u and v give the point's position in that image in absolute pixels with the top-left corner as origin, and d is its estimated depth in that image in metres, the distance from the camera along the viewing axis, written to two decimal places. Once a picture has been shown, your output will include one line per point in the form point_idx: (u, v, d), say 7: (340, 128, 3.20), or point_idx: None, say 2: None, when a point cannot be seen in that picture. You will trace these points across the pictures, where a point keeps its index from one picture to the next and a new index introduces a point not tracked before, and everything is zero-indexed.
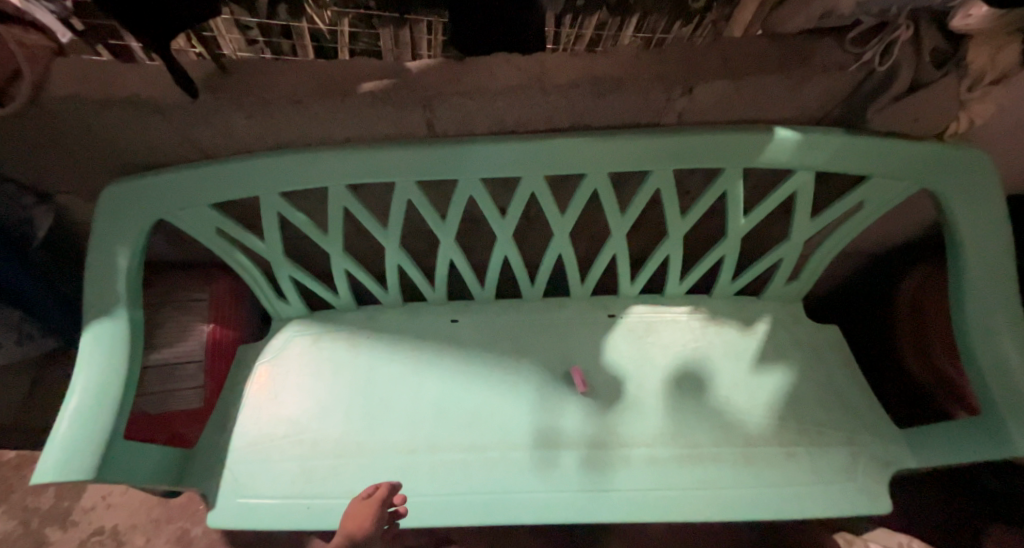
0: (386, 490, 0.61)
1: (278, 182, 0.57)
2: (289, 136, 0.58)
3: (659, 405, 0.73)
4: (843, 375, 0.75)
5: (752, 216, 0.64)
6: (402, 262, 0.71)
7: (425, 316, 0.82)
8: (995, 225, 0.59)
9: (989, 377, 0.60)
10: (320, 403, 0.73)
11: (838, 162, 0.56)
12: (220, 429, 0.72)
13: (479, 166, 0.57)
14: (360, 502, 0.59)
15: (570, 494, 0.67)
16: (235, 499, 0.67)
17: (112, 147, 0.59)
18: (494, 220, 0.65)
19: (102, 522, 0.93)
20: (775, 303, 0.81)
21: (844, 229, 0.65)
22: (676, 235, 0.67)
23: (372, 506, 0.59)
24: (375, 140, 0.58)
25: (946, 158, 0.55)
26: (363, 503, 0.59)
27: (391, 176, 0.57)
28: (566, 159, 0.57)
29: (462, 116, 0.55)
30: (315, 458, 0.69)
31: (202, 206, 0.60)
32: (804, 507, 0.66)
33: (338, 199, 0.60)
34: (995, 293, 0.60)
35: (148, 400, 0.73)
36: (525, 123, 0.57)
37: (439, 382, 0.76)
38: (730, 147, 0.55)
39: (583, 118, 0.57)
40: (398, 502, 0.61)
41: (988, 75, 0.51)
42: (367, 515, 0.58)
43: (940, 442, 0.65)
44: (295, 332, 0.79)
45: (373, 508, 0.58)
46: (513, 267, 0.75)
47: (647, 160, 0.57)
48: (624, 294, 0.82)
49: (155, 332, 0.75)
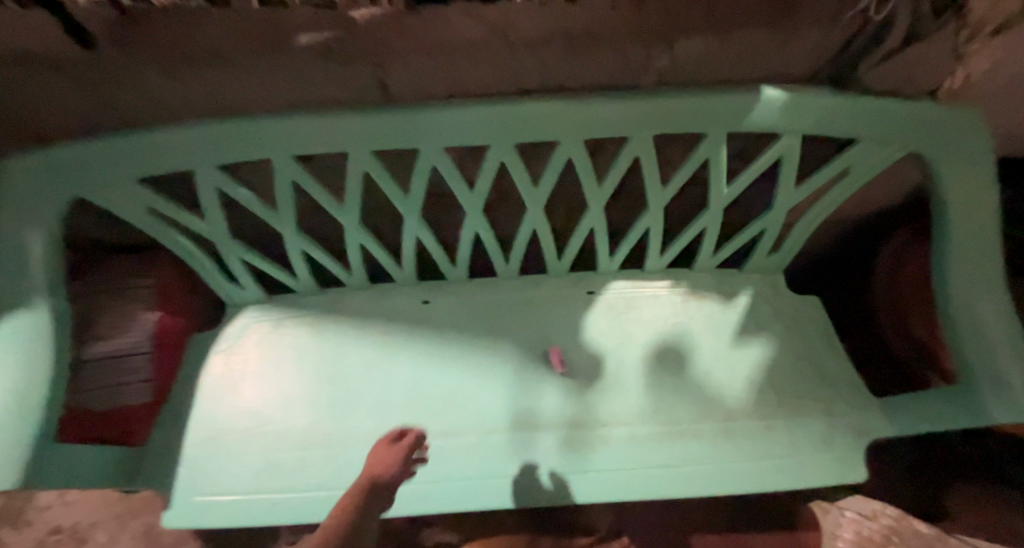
0: (411, 433, 0.55)
1: (212, 155, 0.51)
2: (221, 103, 0.50)
3: (639, 382, 0.71)
4: (824, 346, 0.74)
5: (734, 186, 0.60)
6: (364, 240, 0.65)
7: (394, 298, 0.77)
8: (984, 188, 0.56)
9: (969, 345, 0.60)
10: (283, 394, 0.69)
11: (826, 125, 0.52)
12: (172, 425, 0.66)
13: (442, 135, 0.52)
14: (384, 445, 0.53)
15: (549, 476, 0.65)
16: (192, 498, 0.62)
17: (12, 114, 0.51)
18: (461, 194, 0.60)
19: (60, 520, 0.88)
20: (757, 275, 0.79)
21: (828, 198, 0.62)
22: (656, 206, 0.63)
23: (397, 445, 0.53)
24: (321, 105, 0.51)
25: (940, 120, 0.52)
26: (387, 445, 0.53)
27: (343, 146, 0.51)
28: (536, 124, 0.52)
29: (418, 76, 0.49)
30: (280, 451, 0.65)
31: (128, 183, 0.52)
32: (783, 478, 0.65)
33: (284, 173, 0.53)
34: (974, 260, 0.59)
35: (85, 398, 0.63)
36: (490, 86, 0.52)
37: (410, 366, 0.72)
38: (714, 110, 0.51)
39: (556, 78, 0.51)
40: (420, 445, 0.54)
41: (987, 24, 0.48)
42: (394, 457, 0.51)
43: (916, 410, 0.65)
44: (252, 319, 0.73)
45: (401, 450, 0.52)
46: (485, 244, 0.70)
47: (625, 126, 0.52)
48: (602, 269, 0.78)
49: (92, 320, 0.65)
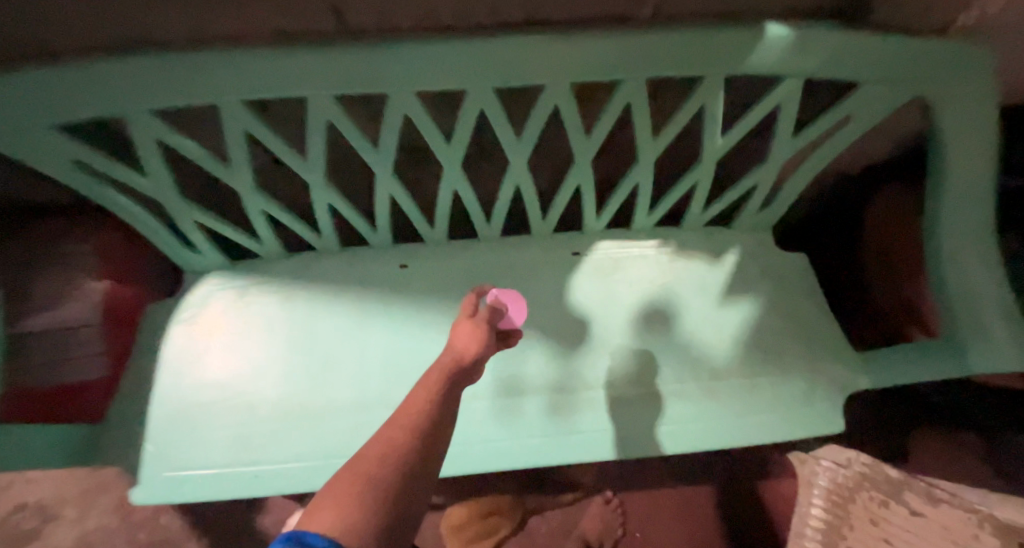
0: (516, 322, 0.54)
1: (144, 99, 0.43)
2: (146, 34, 0.42)
3: (625, 345, 0.70)
4: (811, 304, 0.73)
5: (730, 136, 0.56)
6: (332, 200, 0.60)
7: (368, 262, 0.71)
8: (989, 141, 0.52)
9: (958, 301, 0.59)
10: (254, 364, 0.64)
11: (830, 67, 0.48)
12: (136, 397, 0.62)
13: (413, 76, 0.45)
14: (466, 321, 0.42)
15: (534, 438, 0.64)
16: (161, 474, 0.59)
17: None
18: (435, 146, 0.55)
19: (24, 496, 0.83)
20: (747, 233, 0.76)
21: (825, 150, 0.59)
22: (647, 160, 0.59)
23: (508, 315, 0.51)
24: (271, 40, 0.44)
25: (953, 61, 0.47)
26: (471, 325, 0.41)
27: (296, 89, 0.45)
28: (514, 67, 0.46)
29: (381, 3, 0.42)
30: (253, 424, 0.61)
31: (42, 130, 0.43)
32: (767, 434, 0.66)
33: (234, 121, 0.47)
34: (971, 217, 0.56)
35: (24, 376, 0.56)
36: (465, 17, 0.45)
37: (388, 334, 0.67)
38: (713, 48, 0.46)
39: (539, 11, 0.45)
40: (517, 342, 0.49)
41: None
42: (483, 334, 0.40)
43: (898, 364, 0.65)
44: (218, 287, 0.67)
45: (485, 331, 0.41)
46: (465, 202, 0.65)
47: (615, 65, 0.47)
48: (588, 229, 0.74)
49: (24, 292, 0.56)
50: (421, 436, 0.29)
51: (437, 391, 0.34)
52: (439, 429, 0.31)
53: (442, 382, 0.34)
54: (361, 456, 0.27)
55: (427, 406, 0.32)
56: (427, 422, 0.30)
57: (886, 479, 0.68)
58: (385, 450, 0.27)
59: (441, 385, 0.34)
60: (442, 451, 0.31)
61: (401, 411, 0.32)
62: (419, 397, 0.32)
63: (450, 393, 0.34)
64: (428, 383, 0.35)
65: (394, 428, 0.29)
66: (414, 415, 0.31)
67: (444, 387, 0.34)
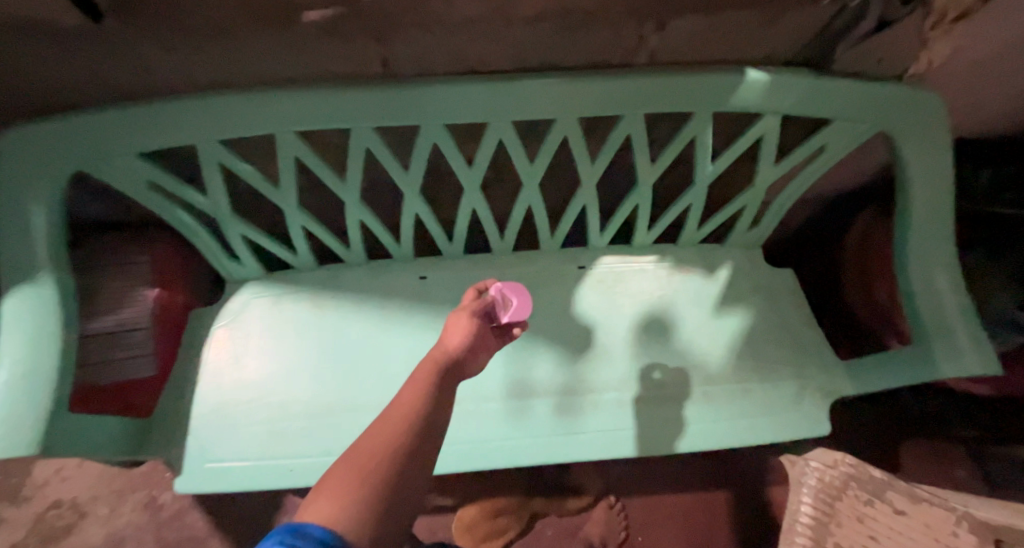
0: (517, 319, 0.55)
1: (218, 128, 0.51)
2: (222, 76, 0.50)
3: (628, 351, 0.75)
4: (799, 315, 0.79)
5: (719, 163, 0.63)
6: (364, 217, 0.67)
7: (391, 274, 0.76)
8: (943, 167, 0.61)
9: (927, 314, 0.65)
10: (285, 365, 0.69)
11: (804, 104, 0.56)
12: (180, 395, 0.68)
13: (444, 111, 0.52)
14: (462, 318, 0.49)
15: (544, 436, 0.70)
16: (203, 465, 0.65)
17: (9, 84, 0.50)
18: (459, 170, 0.62)
19: (59, 494, 0.87)
20: (739, 250, 0.83)
21: (806, 175, 0.66)
22: (646, 183, 0.66)
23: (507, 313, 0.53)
24: (325, 80, 0.52)
25: (906, 103, 0.56)
26: (461, 321, 0.49)
27: (345, 122, 0.52)
28: (532, 104, 0.53)
29: (421, 52, 0.50)
30: (286, 421, 0.67)
31: (130, 159, 0.53)
32: (758, 434, 0.72)
33: (288, 147, 0.54)
34: (932, 236, 0.64)
35: (92, 370, 0.64)
36: (489, 62, 0.53)
37: (409, 340, 0.72)
38: (703, 89, 0.54)
39: (553, 57, 0.53)
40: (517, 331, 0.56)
41: (950, 12, 0.50)
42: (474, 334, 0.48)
43: (876, 370, 0.72)
44: (253, 295, 0.73)
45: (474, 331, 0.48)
46: (481, 220, 0.72)
47: (617, 102, 0.54)
48: (592, 245, 0.80)
49: (92, 298, 0.65)
50: (413, 428, 0.37)
51: (430, 385, 0.41)
52: (429, 420, 0.38)
53: (434, 377, 0.42)
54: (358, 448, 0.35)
55: (418, 403, 0.39)
56: (420, 416, 0.38)
57: (869, 478, 0.72)
58: (378, 443, 0.35)
59: (433, 381, 0.42)
60: (435, 440, 0.38)
61: (400, 403, 0.39)
62: (412, 393, 0.40)
63: (441, 385, 0.42)
64: (422, 377, 0.42)
65: (388, 421, 0.37)
66: (406, 410, 0.38)
67: (435, 383, 0.42)
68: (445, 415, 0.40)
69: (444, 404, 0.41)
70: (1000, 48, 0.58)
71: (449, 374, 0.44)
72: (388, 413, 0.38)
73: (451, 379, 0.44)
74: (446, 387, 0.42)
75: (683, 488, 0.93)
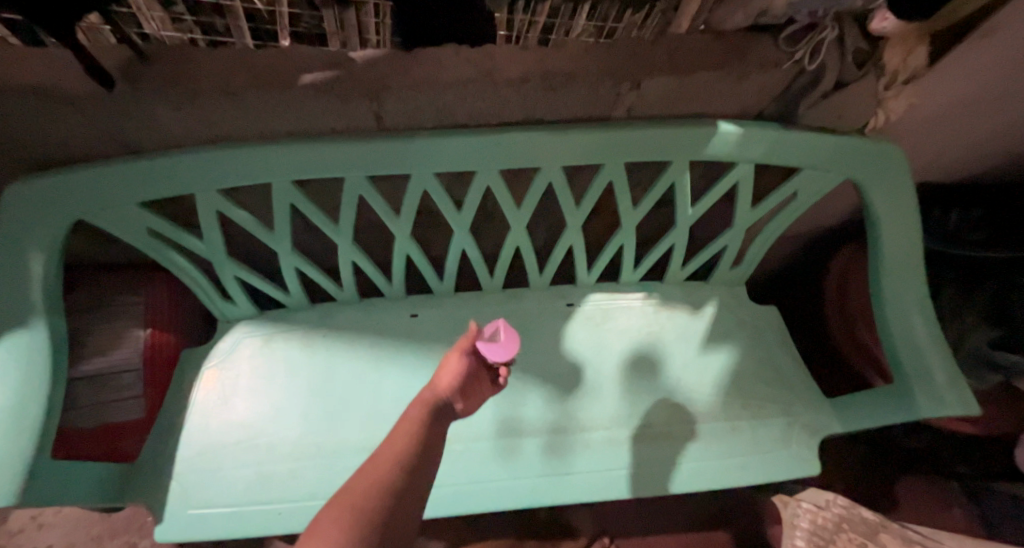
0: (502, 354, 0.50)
1: (216, 178, 0.53)
2: (222, 130, 0.53)
3: (617, 389, 0.76)
4: (784, 352, 0.81)
5: (698, 206, 0.66)
6: (356, 258, 0.68)
7: (382, 312, 0.77)
8: (911, 210, 0.64)
9: (906, 351, 0.67)
10: (274, 406, 0.69)
11: (774, 154, 0.59)
12: (165, 438, 0.67)
13: (434, 161, 0.55)
14: (456, 358, 0.50)
15: (533, 478, 0.69)
16: (186, 511, 0.63)
17: (19, 142, 0.53)
18: (448, 214, 0.64)
19: (34, 543, 0.84)
20: (723, 287, 0.85)
21: (782, 217, 0.69)
22: (629, 226, 0.69)
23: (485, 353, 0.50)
24: (321, 133, 0.55)
25: (870, 152, 0.60)
26: (454, 362, 0.49)
27: (338, 171, 0.54)
28: (517, 154, 0.56)
29: (411, 108, 0.53)
30: (273, 463, 0.66)
31: (129, 207, 0.55)
32: (748, 473, 0.72)
33: (283, 195, 0.56)
34: (904, 275, 0.67)
35: (76, 415, 0.64)
36: (476, 117, 0.56)
37: (399, 379, 0.73)
38: (680, 141, 0.57)
39: (537, 112, 0.56)
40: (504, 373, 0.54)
41: (900, 74, 0.55)
42: (460, 381, 0.48)
43: (860, 406, 0.73)
44: (244, 334, 0.73)
45: (461, 378, 0.48)
46: (471, 260, 0.74)
47: (598, 153, 0.57)
48: (580, 282, 0.82)
49: (82, 339, 0.66)
50: (403, 471, 0.37)
51: (421, 426, 0.42)
52: (419, 464, 0.39)
53: (426, 418, 0.43)
54: (351, 489, 0.34)
55: (408, 445, 0.39)
56: (412, 461, 0.38)
57: (862, 520, 0.71)
58: (370, 485, 0.35)
59: (423, 421, 0.43)
60: (423, 483, 0.38)
61: (390, 444, 0.40)
62: (404, 435, 0.41)
63: (432, 426, 0.43)
64: (414, 417, 0.43)
65: (380, 462, 0.37)
66: (399, 450, 0.39)
67: (426, 420, 0.43)
68: (431, 458, 0.41)
69: (434, 448, 0.41)
70: (953, 103, 0.62)
71: (439, 414, 0.45)
72: (378, 452, 0.39)
73: (440, 418, 0.45)
74: (437, 427, 0.43)
75: (677, 529, 0.92)
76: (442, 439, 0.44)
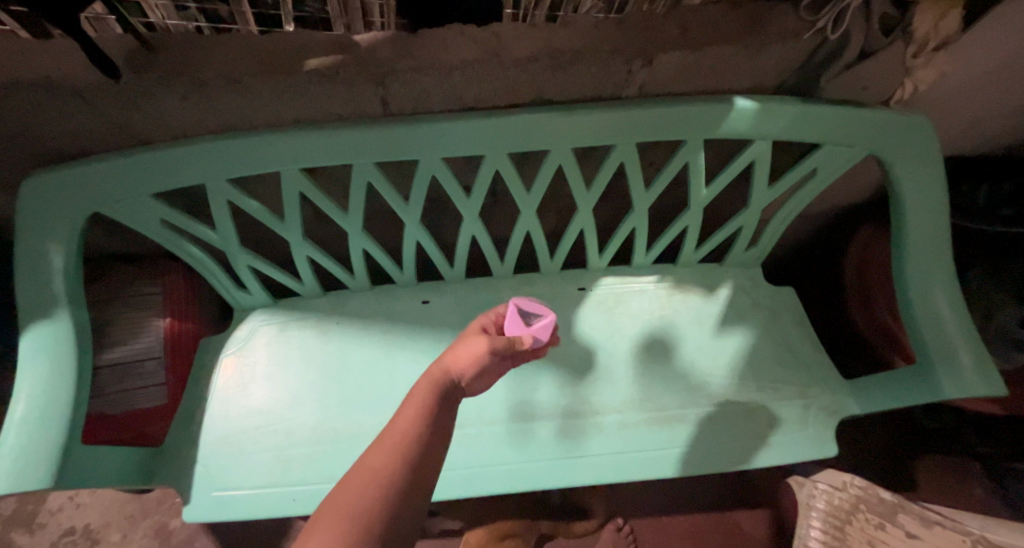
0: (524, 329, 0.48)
1: (225, 168, 0.53)
2: (230, 119, 0.53)
3: (630, 373, 0.75)
4: (802, 334, 0.79)
5: (713, 187, 0.64)
6: (367, 246, 0.68)
7: (394, 300, 0.78)
8: (937, 185, 0.62)
9: (929, 332, 0.65)
10: (291, 393, 0.70)
11: (794, 130, 0.57)
12: (187, 424, 0.69)
13: (440, 146, 0.54)
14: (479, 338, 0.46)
15: (545, 462, 0.70)
16: (209, 493, 0.65)
17: (32, 137, 0.53)
18: (457, 200, 0.63)
19: (72, 522, 0.88)
20: (739, 269, 0.83)
21: (800, 195, 0.67)
22: (642, 208, 0.67)
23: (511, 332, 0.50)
24: (327, 120, 0.55)
25: (895, 124, 0.57)
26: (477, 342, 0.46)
27: (344, 159, 0.54)
28: (526, 137, 0.55)
29: (417, 93, 0.52)
30: (292, 447, 0.68)
31: (142, 198, 0.55)
32: (764, 455, 0.71)
33: (292, 183, 0.56)
34: (930, 254, 0.64)
35: (101, 401, 0.66)
36: (483, 99, 0.55)
37: (412, 364, 0.73)
38: (694, 118, 0.55)
39: (546, 92, 0.55)
40: (528, 341, 0.46)
41: (931, 41, 0.51)
42: (484, 356, 0.45)
43: (880, 388, 0.71)
44: (260, 323, 0.74)
45: (485, 351, 0.45)
46: (482, 246, 0.73)
47: (610, 134, 0.55)
48: (591, 266, 0.81)
49: (105, 329, 0.68)
50: (407, 462, 0.37)
51: (424, 413, 0.41)
52: (425, 455, 0.38)
53: (429, 403, 0.42)
54: (348, 484, 0.35)
55: (415, 429, 0.40)
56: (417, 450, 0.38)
57: (880, 501, 0.70)
58: (369, 479, 0.35)
59: (431, 401, 0.42)
60: (429, 475, 0.38)
61: (394, 429, 0.40)
62: (407, 421, 0.40)
63: (436, 412, 0.42)
64: (417, 400, 0.42)
65: (381, 456, 0.37)
66: (404, 435, 0.39)
67: (433, 399, 0.43)
68: (440, 443, 0.40)
69: (442, 437, 0.41)
70: (984, 71, 0.59)
71: (448, 394, 0.44)
72: (380, 442, 0.39)
73: (450, 398, 0.44)
74: (442, 410, 0.43)
75: (692, 508, 0.93)
76: (450, 421, 0.43)
